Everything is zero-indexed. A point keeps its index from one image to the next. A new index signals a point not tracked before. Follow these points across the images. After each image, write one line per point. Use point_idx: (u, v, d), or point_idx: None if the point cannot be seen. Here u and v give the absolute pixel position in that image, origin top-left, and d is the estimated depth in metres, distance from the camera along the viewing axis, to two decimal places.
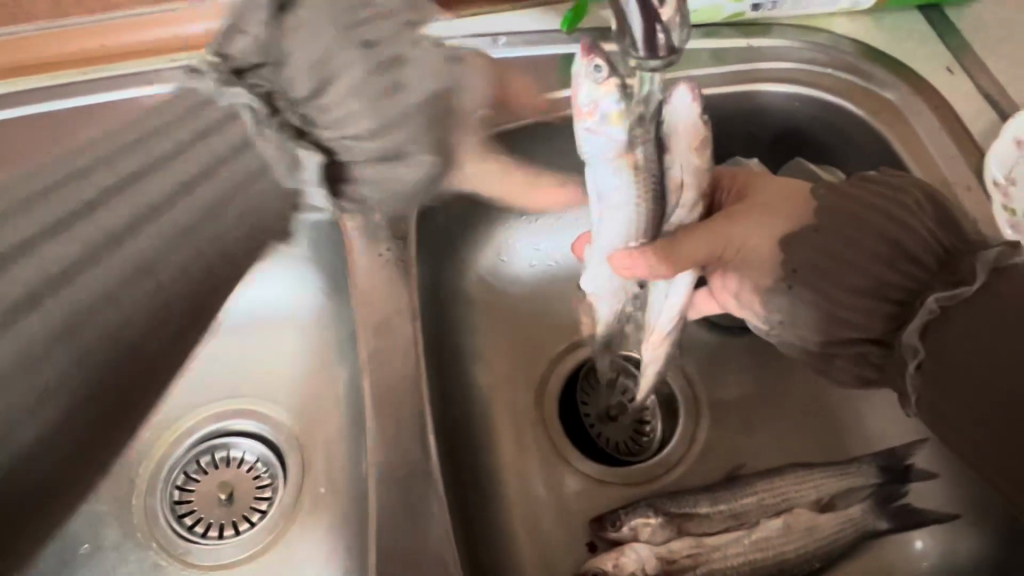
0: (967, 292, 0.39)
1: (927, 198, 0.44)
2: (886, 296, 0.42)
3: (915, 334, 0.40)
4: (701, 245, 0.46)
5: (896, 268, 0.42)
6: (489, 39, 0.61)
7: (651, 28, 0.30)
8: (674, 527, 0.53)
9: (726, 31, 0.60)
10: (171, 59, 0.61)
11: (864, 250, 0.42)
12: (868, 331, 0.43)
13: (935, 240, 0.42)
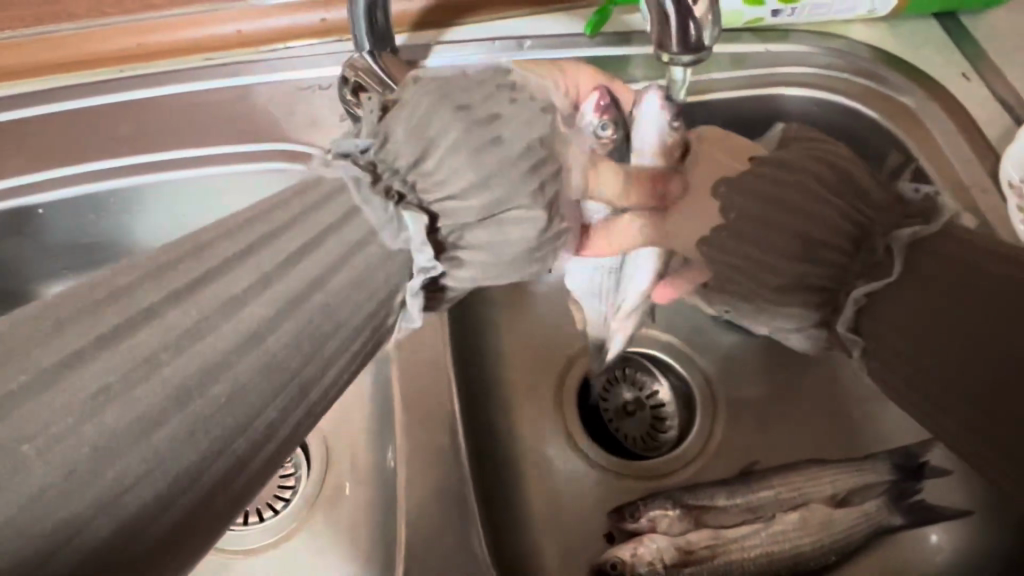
0: (887, 277, 0.33)
1: (829, 169, 0.36)
2: (812, 280, 0.35)
3: (843, 329, 0.34)
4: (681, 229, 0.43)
5: (815, 259, 0.35)
6: (514, 42, 0.62)
7: (685, 24, 0.31)
8: (691, 519, 0.54)
9: (747, 37, 0.61)
10: (207, 59, 0.63)
11: (773, 248, 0.35)
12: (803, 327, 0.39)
13: (848, 217, 0.35)
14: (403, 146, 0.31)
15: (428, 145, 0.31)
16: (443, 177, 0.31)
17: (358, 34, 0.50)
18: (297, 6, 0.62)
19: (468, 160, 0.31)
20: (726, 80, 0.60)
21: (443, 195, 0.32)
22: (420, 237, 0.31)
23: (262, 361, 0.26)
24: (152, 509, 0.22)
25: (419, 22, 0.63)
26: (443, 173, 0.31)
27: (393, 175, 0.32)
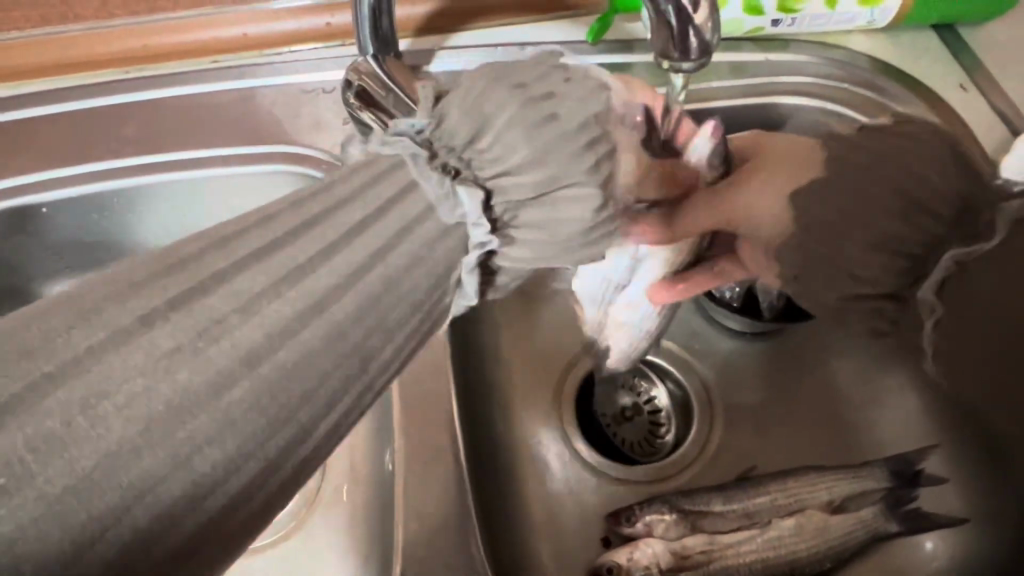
0: (983, 248, 0.50)
1: (944, 148, 0.48)
2: (898, 250, 0.46)
3: (932, 291, 0.51)
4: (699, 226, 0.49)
5: (908, 219, 0.46)
6: (518, 49, 0.63)
7: (685, 30, 0.32)
8: (688, 524, 0.54)
9: (747, 46, 0.61)
10: (216, 61, 0.64)
11: (872, 201, 0.45)
12: (877, 285, 0.48)
13: (950, 191, 0.46)
14: (459, 120, 0.30)
15: (482, 123, 0.30)
16: (501, 152, 0.30)
17: (362, 40, 0.51)
18: (305, 10, 0.63)
19: (524, 135, 0.29)
20: (724, 89, 0.60)
21: (497, 172, 0.30)
22: (474, 211, 0.30)
23: (326, 330, 0.26)
24: (208, 481, 0.22)
25: (422, 27, 0.64)
26: (498, 148, 0.29)
27: (451, 151, 0.31)
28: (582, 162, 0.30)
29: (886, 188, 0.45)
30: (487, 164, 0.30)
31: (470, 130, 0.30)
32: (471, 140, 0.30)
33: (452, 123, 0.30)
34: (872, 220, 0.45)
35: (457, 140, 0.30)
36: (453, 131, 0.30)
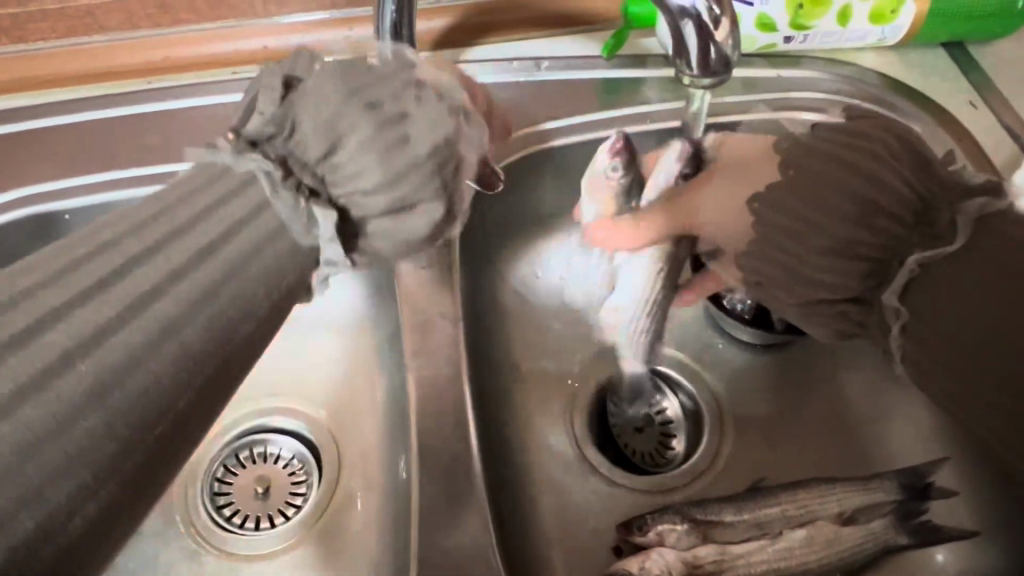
0: (948, 248, 0.35)
1: (899, 138, 0.38)
2: (859, 255, 0.37)
3: (894, 296, 0.38)
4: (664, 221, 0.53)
5: (869, 224, 0.37)
6: (532, 63, 0.64)
7: (706, 45, 0.33)
8: (699, 534, 0.54)
9: (760, 62, 0.63)
10: (234, 72, 0.65)
11: (827, 206, 0.38)
12: (844, 292, 0.39)
13: (912, 190, 0.37)
14: (311, 137, 0.33)
15: (336, 140, 0.34)
16: (354, 170, 0.34)
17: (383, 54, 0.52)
18: (325, 24, 0.65)
19: (377, 158, 0.34)
20: (736, 102, 0.62)
21: (352, 190, 0.35)
22: (331, 232, 0.35)
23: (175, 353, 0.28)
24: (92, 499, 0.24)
25: (439, 40, 0.65)
26: (350, 169, 0.34)
27: (304, 167, 0.34)
28: (429, 192, 0.35)
29: (811, 193, 0.38)
30: (340, 184, 0.35)
31: (275, 125, 0.33)
32: (328, 156, 0.34)
33: (306, 142, 0.33)
34: (791, 232, 0.39)
35: (312, 157, 0.34)
36: (261, 130, 0.34)
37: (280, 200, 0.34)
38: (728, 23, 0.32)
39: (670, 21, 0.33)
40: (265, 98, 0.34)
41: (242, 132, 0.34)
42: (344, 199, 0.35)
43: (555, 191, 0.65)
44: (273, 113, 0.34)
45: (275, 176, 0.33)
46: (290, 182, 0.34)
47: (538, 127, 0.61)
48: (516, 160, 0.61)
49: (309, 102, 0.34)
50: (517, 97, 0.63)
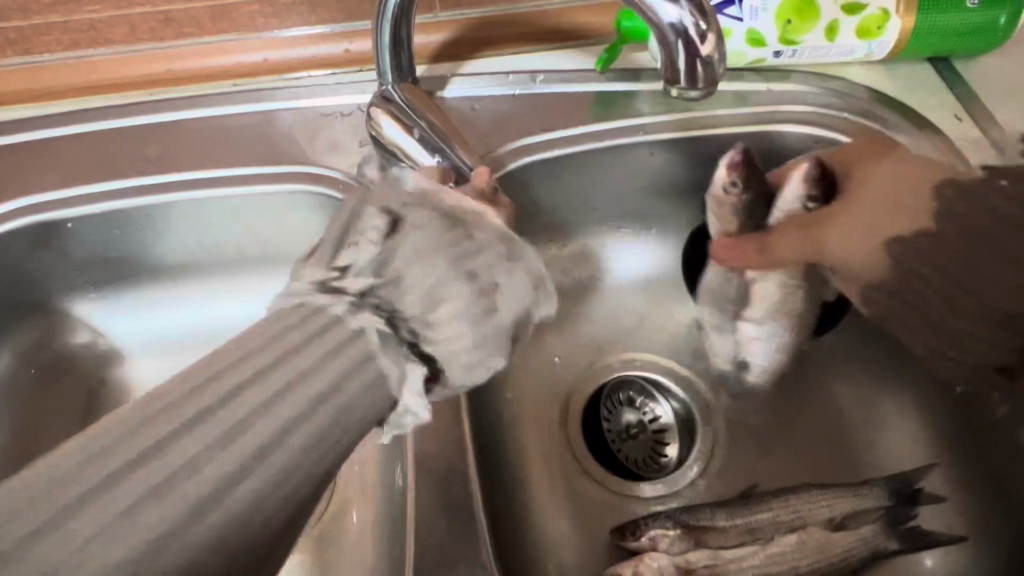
0: None
1: None
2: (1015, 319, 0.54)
3: None
4: (793, 238, 0.56)
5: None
6: (528, 76, 0.66)
7: (693, 62, 0.34)
8: (692, 539, 0.54)
9: (750, 75, 0.65)
10: (234, 85, 0.67)
11: (983, 266, 0.55)
12: (997, 355, 0.54)
13: None
14: (415, 299, 0.42)
15: (435, 303, 0.42)
16: (448, 332, 0.42)
17: (382, 70, 0.54)
18: (325, 37, 0.66)
19: (470, 328, 0.44)
20: (728, 115, 0.64)
21: (444, 348, 0.42)
22: (419, 386, 0.40)
23: None
24: None
25: (436, 55, 0.67)
26: (442, 330, 0.42)
27: (403, 320, 0.41)
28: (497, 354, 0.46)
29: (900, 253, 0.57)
30: (439, 341, 0.42)
31: (374, 276, 0.42)
32: (427, 314, 0.42)
33: (408, 301, 0.42)
34: (963, 295, 0.55)
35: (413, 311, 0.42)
36: (356, 264, 0.43)
37: (384, 357, 0.38)
38: (714, 38, 0.33)
39: (658, 38, 0.34)
40: (370, 235, 0.45)
41: (342, 265, 0.43)
42: (443, 354, 0.43)
43: (551, 202, 0.66)
44: (375, 253, 0.43)
45: (383, 335, 0.39)
46: (399, 340, 0.40)
47: (522, 141, 0.63)
48: (513, 170, 0.62)
49: (415, 270, 0.43)
50: (513, 109, 0.65)
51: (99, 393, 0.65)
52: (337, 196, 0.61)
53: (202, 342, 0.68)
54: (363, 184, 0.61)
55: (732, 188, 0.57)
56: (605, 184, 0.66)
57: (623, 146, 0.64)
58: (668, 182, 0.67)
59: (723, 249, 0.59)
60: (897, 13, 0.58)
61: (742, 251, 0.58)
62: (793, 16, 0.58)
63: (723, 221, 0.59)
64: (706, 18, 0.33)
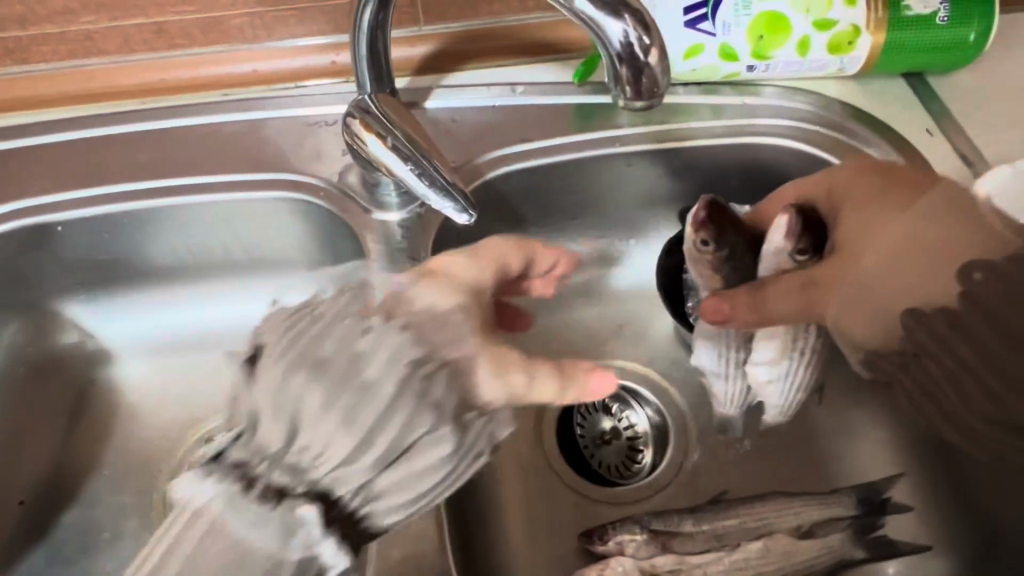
0: None
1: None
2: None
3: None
4: (788, 296, 0.53)
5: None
6: (508, 88, 0.68)
7: (638, 76, 0.35)
8: (659, 544, 0.55)
9: (726, 90, 0.66)
10: (223, 95, 0.69)
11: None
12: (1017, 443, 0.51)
13: None
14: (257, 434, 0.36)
15: (283, 422, 0.35)
16: (318, 450, 0.35)
17: (361, 81, 0.56)
18: (312, 49, 0.68)
19: (330, 432, 0.35)
20: (707, 127, 0.65)
21: (327, 467, 0.35)
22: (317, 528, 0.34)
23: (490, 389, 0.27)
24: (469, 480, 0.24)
25: (421, 67, 0.69)
26: (315, 450, 0.35)
27: (269, 466, 0.35)
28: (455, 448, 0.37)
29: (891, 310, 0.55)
30: (313, 463, 0.35)
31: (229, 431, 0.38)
32: (278, 447, 0.35)
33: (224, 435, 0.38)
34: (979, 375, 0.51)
35: (277, 448, 0.35)
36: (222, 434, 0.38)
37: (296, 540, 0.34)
38: (657, 51, 0.35)
39: (605, 52, 0.35)
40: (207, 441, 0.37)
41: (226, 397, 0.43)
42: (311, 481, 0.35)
43: (530, 210, 0.67)
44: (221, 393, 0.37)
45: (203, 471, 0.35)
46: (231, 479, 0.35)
47: (501, 151, 0.64)
48: (492, 178, 0.63)
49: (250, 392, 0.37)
50: (494, 120, 0.66)
51: (87, 392, 0.67)
52: (318, 204, 0.62)
53: (187, 345, 0.69)
54: (345, 191, 0.62)
55: (704, 246, 0.54)
56: (584, 195, 0.67)
57: (601, 157, 0.65)
58: (647, 192, 0.68)
59: (714, 307, 0.53)
60: (867, 29, 0.60)
61: (737, 305, 0.53)
62: (765, 32, 0.60)
63: (708, 278, 0.56)
64: (649, 32, 0.34)
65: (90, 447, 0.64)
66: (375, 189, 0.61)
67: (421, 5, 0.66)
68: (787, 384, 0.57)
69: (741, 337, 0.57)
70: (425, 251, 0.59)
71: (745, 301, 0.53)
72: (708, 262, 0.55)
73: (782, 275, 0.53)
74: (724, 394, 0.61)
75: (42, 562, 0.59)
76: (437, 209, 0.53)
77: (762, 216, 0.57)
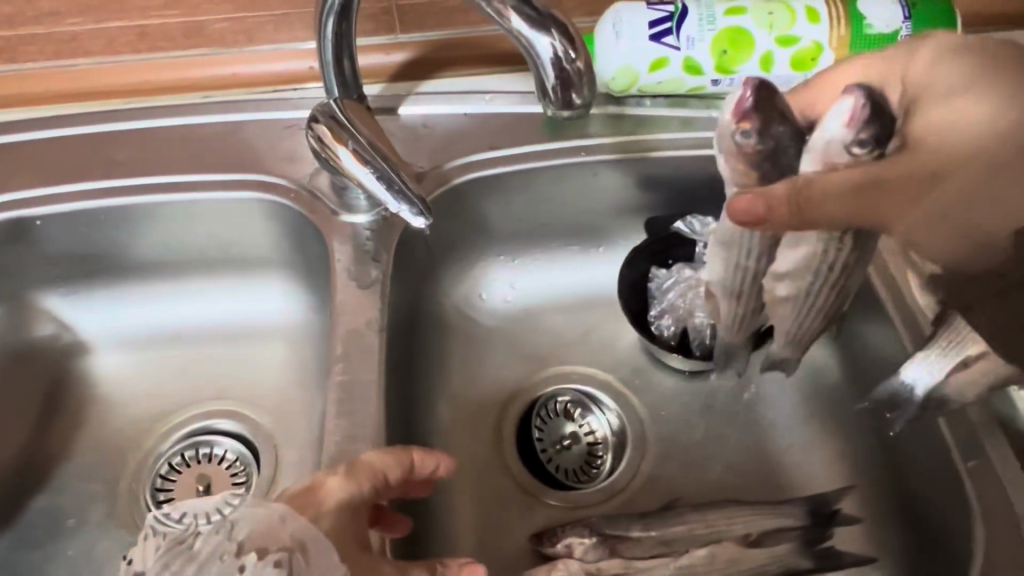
0: None
1: None
2: None
3: None
4: (840, 201, 0.38)
5: None
6: (476, 96, 0.69)
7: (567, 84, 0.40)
8: (607, 547, 0.55)
9: (693, 103, 0.67)
10: (203, 97, 0.71)
11: None
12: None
13: None
14: None
15: None
16: None
17: (328, 86, 0.57)
18: (290, 54, 0.70)
19: None
20: (671, 141, 0.67)
21: None
22: None
23: None
24: None
25: (394, 74, 0.71)
26: None
27: None
28: None
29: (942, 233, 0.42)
30: None
31: None
32: None
33: None
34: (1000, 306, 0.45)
35: None
36: None
37: None
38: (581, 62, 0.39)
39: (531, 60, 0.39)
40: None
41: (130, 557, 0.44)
42: None
43: (498, 216, 0.69)
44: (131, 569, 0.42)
45: None
46: None
47: (468, 158, 0.65)
48: (459, 184, 0.65)
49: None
50: (464, 128, 0.68)
51: (63, 382, 0.69)
52: (289, 205, 0.64)
53: (163, 340, 0.71)
54: (314, 193, 0.64)
55: (744, 139, 0.40)
56: (550, 203, 0.69)
57: (566, 165, 0.66)
58: (613, 201, 0.70)
59: (745, 204, 0.39)
60: (830, 46, 0.60)
61: (772, 207, 0.38)
62: (729, 47, 0.61)
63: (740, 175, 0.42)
64: (575, 45, 0.38)
65: (62, 436, 0.66)
66: (343, 194, 0.62)
67: (397, 14, 0.67)
68: (802, 312, 0.49)
69: (764, 245, 0.47)
70: (388, 251, 0.60)
71: (775, 198, 0.38)
72: (748, 156, 0.41)
73: (834, 174, 0.38)
74: (730, 320, 0.54)
75: (10, 545, 0.61)
76: (394, 210, 0.54)
77: (809, 101, 0.44)
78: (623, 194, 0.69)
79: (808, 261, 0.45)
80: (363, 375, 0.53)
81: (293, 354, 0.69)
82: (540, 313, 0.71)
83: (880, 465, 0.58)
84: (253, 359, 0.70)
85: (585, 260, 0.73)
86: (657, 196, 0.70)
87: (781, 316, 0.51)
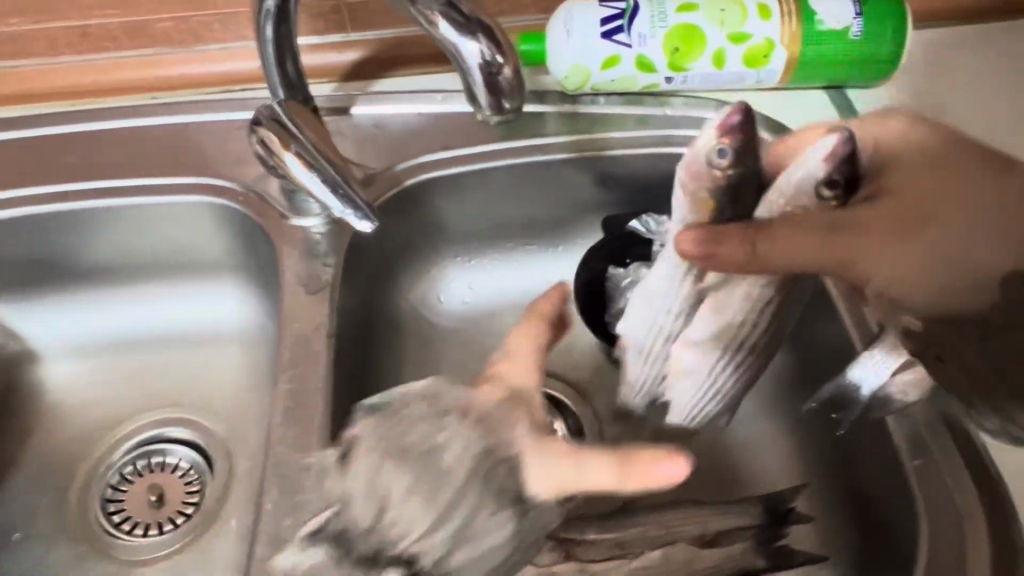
0: None
1: None
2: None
3: None
4: (799, 238, 0.38)
5: None
6: (429, 95, 0.68)
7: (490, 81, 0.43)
8: (561, 551, 0.53)
9: (648, 100, 0.67)
10: (151, 97, 0.69)
11: None
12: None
13: None
14: None
15: None
16: None
17: (273, 87, 0.56)
18: (239, 54, 0.68)
19: None
20: (626, 138, 0.66)
21: None
22: None
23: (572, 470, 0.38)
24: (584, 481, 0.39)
25: (347, 74, 0.70)
26: None
27: None
28: None
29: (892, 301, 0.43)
30: None
31: None
32: None
33: None
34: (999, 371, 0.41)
35: None
36: None
37: None
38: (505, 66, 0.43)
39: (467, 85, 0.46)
40: None
41: None
42: None
43: (455, 216, 0.68)
44: None
45: None
46: None
47: (420, 159, 0.64)
48: (413, 184, 0.64)
49: None
50: (418, 128, 0.67)
51: (11, 391, 0.67)
52: (236, 208, 0.63)
53: (114, 347, 0.69)
54: (262, 195, 0.62)
55: (719, 159, 0.40)
56: (506, 203, 0.68)
57: (521, 164, 0.65)
58: (570, 200, 0.69)
59: (691, 240, 0.37)
60: (781, 44, 0.60)
61: (724, 242, 0.37)
62: (680, 44, 0.60)
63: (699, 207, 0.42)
64: (499, 50, 0.43)
65: (9, 446, 0.65)
66: (291, 196, 0.60)
67: (347, 13, 0.66)
68: (705, 386, 0.52)
69: (686, 305, 0.49)
70: (337, 254, 0.59)
71: (717, 234, 0.38)
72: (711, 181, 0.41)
73: (789, 219, 0.38)
74: (633, 382, 0.56)
75: None
76: (338, 214, 0.53)
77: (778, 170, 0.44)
78: (580, 193, 0.69)
79: (720, 331, 0.48)
80: (308, 382, 0.52)
81: (247, 360, 0.68)
82: (500, 313, 0.71)
83: (833, 463, 0.57)
84: (206, 365, 0.68)
85: (544, 260, 0.72)
86: (614, 195, 0.69)
87: (680, 392, 0.54)
